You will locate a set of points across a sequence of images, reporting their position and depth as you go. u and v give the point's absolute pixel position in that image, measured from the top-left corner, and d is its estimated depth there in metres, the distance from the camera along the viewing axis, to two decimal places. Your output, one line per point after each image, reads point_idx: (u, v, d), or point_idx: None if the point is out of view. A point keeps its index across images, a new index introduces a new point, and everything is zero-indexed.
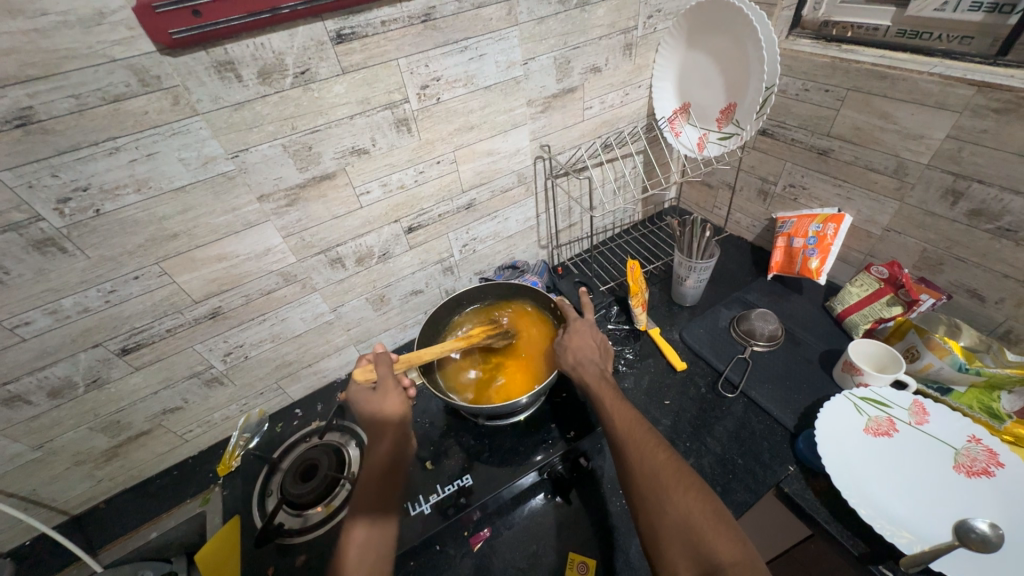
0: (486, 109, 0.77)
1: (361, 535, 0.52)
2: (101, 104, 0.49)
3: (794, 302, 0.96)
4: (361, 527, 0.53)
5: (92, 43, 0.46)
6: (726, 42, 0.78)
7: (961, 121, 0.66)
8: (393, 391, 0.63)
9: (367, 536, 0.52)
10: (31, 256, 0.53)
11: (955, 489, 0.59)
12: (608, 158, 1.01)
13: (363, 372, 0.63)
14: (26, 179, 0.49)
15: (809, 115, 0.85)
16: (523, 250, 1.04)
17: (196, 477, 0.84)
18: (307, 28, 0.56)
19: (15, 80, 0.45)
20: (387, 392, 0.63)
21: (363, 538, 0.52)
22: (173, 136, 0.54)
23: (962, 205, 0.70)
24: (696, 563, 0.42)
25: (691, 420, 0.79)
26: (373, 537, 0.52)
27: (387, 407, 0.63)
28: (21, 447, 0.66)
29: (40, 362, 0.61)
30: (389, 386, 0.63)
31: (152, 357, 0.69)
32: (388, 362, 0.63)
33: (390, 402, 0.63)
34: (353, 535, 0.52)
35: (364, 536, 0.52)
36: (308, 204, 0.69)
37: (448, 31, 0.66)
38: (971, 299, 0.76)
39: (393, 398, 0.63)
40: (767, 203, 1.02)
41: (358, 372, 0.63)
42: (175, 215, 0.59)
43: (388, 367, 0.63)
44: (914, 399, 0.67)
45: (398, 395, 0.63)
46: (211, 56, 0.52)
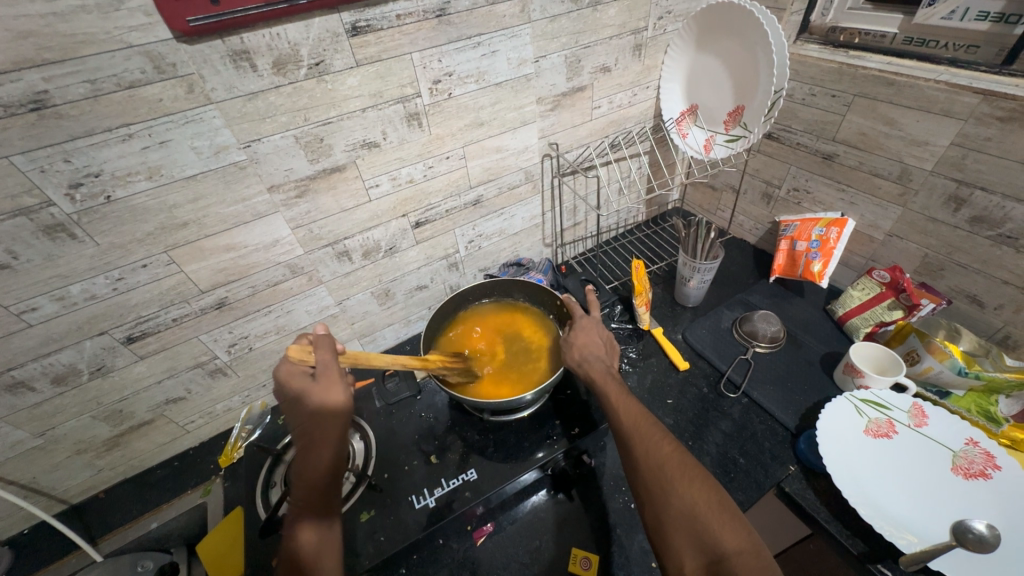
0: (497, 105, 0.77)
1: (310, 535, 0.50)
2: (116, 90, 0.49)
3: (796, 305, 0.97)
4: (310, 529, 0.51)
5: (110, 28, 0.46)
6: (735, 44, 0.78)
7: (965, 128, 0.67)
8: (336, 383, 0.53)
9: (317, 534, 0.51)
10: (41, 241, 0.53)
11: (954, 490, 0.59)
12: (615, 157, 1.02)
13: (300, 354, 0.50)
14: (39, 163, 0.49)
15: (815, 119, 0.86)
16: (528, 248, 1.05)
17: (197, 467, 0.84)
18: (323, 20, 0.56)
19: (32, 63, 0.45)
20: (327, 382, 0.52)
21: (310, 541, 0.50)
22: (186, 124, 0.54)
23: (965, 212, 0.72)
24: (703, 552, 0.43)
25: (693, 420, 0.80)
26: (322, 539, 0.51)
27: (328, 397, 0.53)
28: (23, 434, 0.66)
29: (45, 349, 0.60)
30: (331, 376, 0.53)
31: (158, 345, 0.69)
32: (330, 347, 0.52)
33: (332, 394, 0.53)
34: (300, 537, 0.50)
35: (309, 537, 0.50)
36: (317, 196, 0.69)
37: (461, 27, 0.66)
38: (971, 305, 0.77)
39: (337, 388, 0.54)
40: (770, 206, 1.03)
41: (292, 353, 0.50)
42: (186, 204, 0.59)
43: (331, 355, 0.52)
44: (914, 401, 0.68)
45: (343, 387, 0.54)
46: (227, 45, 0.52)
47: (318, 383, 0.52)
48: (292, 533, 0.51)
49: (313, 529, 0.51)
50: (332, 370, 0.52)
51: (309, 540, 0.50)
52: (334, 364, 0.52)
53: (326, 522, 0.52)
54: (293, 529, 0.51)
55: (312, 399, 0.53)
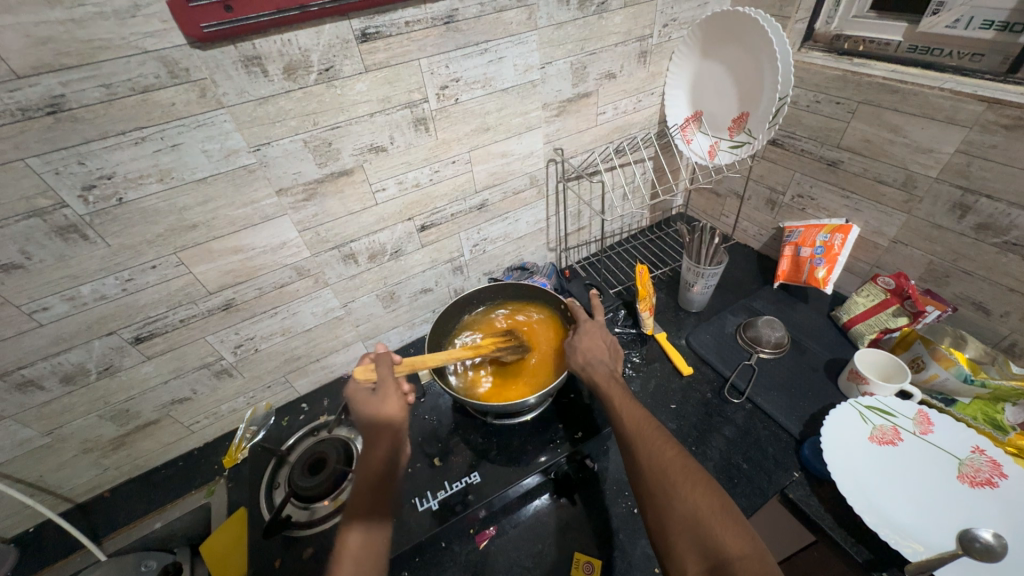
0: (503, 111, 0.78)
1: (358, 543, 0.50)
2: (130, 94, 0.50)
3: (800, 311, 0.97)
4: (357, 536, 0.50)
5: (125, 34, 0.47)
6: (740, 52, 0.79)
7: (970, 136, 0.67)
8: (393, 393, 0.57)
9: (365, 544, 0.50)
10: (54, 242, 0.54)
11: (959, 499, 0.59)
12: (620, 163, 1.02)
13: (363, 372, 0.58)
14: (53, 166, 0.50)
15: (819, 126, 0.86)
16: (532, 252, 1.05)
17: (201, 468, 0.84)
18: (333, 26, 0.57)
19: (49, 68, 0.46)
20: (386, 391, 0.57)
21: (358, 548, 0.50)
22: (197, 128, 0.55)
23: (970, 219, 0.72)
24: (705, 557, 0.43)
25: (697, 425, 0.80)
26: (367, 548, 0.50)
27: (387, 406, 0.57)
28: (32, 433, 0.66)
29: (55, 348, 0.61)
30: (390, 386, 0.58)
31: (165, 346, 0.69)
32: (389, 362, 0.58)
33: (389, 404, 0.57)
34: (349, 544, 0.50)
35: (357, 545, 0.50)
36: (325, 199, 0.69)
37: (469, 34, 0.67)
38: (977, 312, 0.77)
39: (393, 399, 0.57)
40: (774, 212, 1.03)
41: (358, 373, 0.58)
42: (195, 206, 0.60)
43: (389, 368, 0.58)
44: (919, 409, 0.68)
45: (399, 397, 0.58)
46: (239, 50, 0.53)
47: (378, 393, 0.57)
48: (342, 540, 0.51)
49: (362, 537, 0.51)
50: (390, 381, 0.58)
51: (356, 548, 0.50)
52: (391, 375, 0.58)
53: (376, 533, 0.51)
54: (343, 535, 0.51)
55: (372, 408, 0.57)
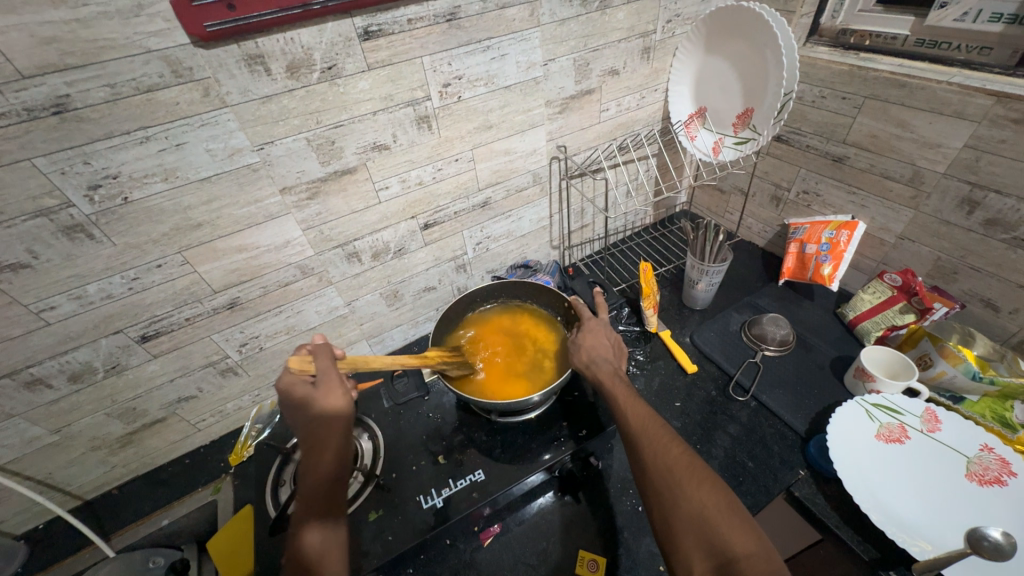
0: (506, 108, 0.78)
1: (316, 540, 0.50)
2: (135, 94, 0.50)
3: (805, 308, 0.97)
4: (314, 533, 0.51)
5: (130, 34, 0.47)
6: (744, 47, 0.78)
7: (979, 130, 0.66)
8: (335, 386, 0.55)
9: (324, 538, 0.51)
10: (60, 241, 0.54)
11: (967, 497, 0.59)
12: (624, 160, 1.02)
13: (300, 362, 0.53)
14: (59, 165, 0.50)
15: (825, 121, 0.85)
16: (535, 250, 1.05)
17: (207, 465, 0.85)
18: (336, 25, 0.57)
19: (54, 68, 0.46)
20: (327, 387, 0.54)
21: (316, 545, 0.50)
22: (201, 127, 0.55)
23: (979, 215, 0.71)
24: (712, 555, 0.42)
25: (702, 423, 0.80)
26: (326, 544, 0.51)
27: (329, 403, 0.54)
28: (40, 431, 0.67)
29: (62, 347, 0.62)
30: (332, 382, 0.55)
31: (171, 345, 0.70)
32: (328, 355, 0.56)
33: (333, 399, 0.55)
34: (306, 542, 0.50)
35: (315, 541, 0.50)
36: (328, 198, 0.69)
37: (471, 31, 0.67)
38: (986, 309, 0.76)
39: (337, 395, 0.55)
40: (780, 209, 1.03)
41: (294, 363, 0.53)
42: (200, 205, 0.60)
43: (329, 361, 0.54)
44: (927, 406, 0.68)
45: (344, 392, 0.55)
46: (242, 49, 0.53)
47: (320, 389, 0.54)
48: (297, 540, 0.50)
49: (320, 533, 0.51)
50: (331, 376, 0.55)
51: (314, 544, 0.50)
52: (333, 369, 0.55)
53: (331, 527, 0.52)
54: (297, 534, 0.51)
55: (314, 405, 0.54)
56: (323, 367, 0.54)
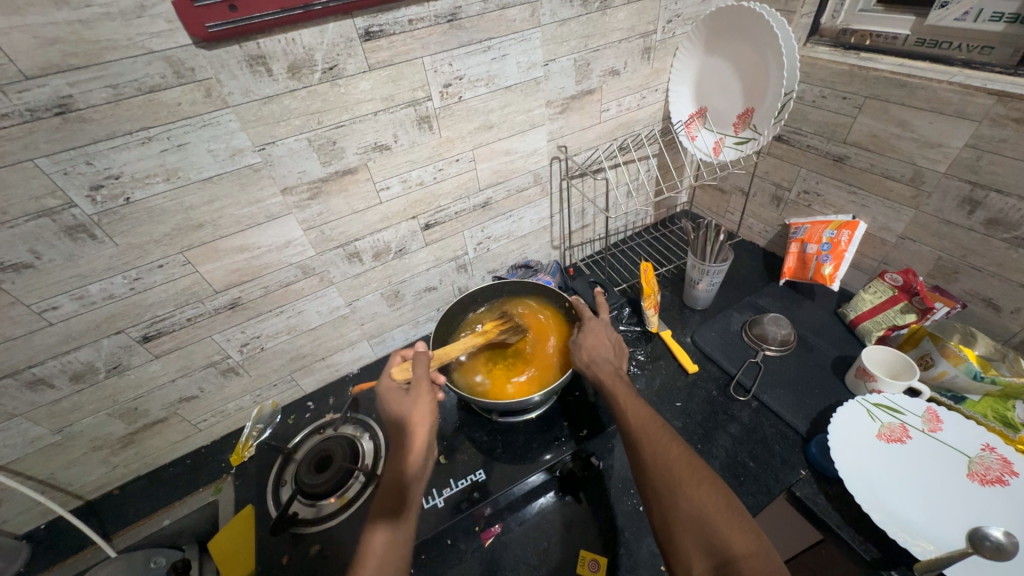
0: (506, 108, 0.78)
1: (381, 541, 0.50)
2: (137, 94, 0.50)
3: (806, 308, 0.97)
4: (381, 534, 0.51)
5: (132, 35, 0.48)
6: (744, 47, 0.78)
7: (980, 130, 0.66)
8: (424, 394, 0.60)
9: (389, 541, 0.50)
10: (62, 241, 0.55)
11: (968, 497, 0.58)
12: (624, 160, 1.02)
13: (400, 370, 0.63)
14: (61, 166, 0.51)
15: (826, 121, 0.85)
16: (536, 250, 1.05)
17: (208, 465, 0.85)
18: (337, 25, 0.57)
19: (57, 69, 0.46)
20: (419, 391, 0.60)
21: (381, 547, 0.50)
22: (202, 127, 0.55)
23: (980, 214, 0.71)
24: (711, 555, 0.42)
25: (703, 423, 0.80)
26: (389, 546, 0.50)
27: (417, 405, 0.59)
28: (42, 431, 0.67)
29: (65, 347, 0.62)
30: (422, 388, 0.61)
31: (172, 344, 0.70)
32: (425, 362, 0.62)
33: (420, 405, 0.59)
34: (373, 540, 0.50)
35: (381, 542, 0.50)
36: (329, 198, 0.69)
37: (472, 31, 0.67)
38: (987, 309, 0.76)
39: (425, 401, 0.60)
40: (780, 209, 1.03)
41: (394, 369, 0.63)
42: (202, 205, 0.60)
43: (424, 368, 0.61)
44: (928, 406, 0.67)
45: (429, 398, 0.60)
46: (243, 50, 0.53)
47: (412, 392, 0.60)
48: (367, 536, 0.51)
49: (385, 536, 0.50)
50: (423, 381, 0.61)
51: (379, 545, 0.50)
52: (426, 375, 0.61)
53: (398, 533, 0.51)
54: (369, 531, 0.51)
55: (404, 408, 0.59)
56: (419, 373, 0.61)
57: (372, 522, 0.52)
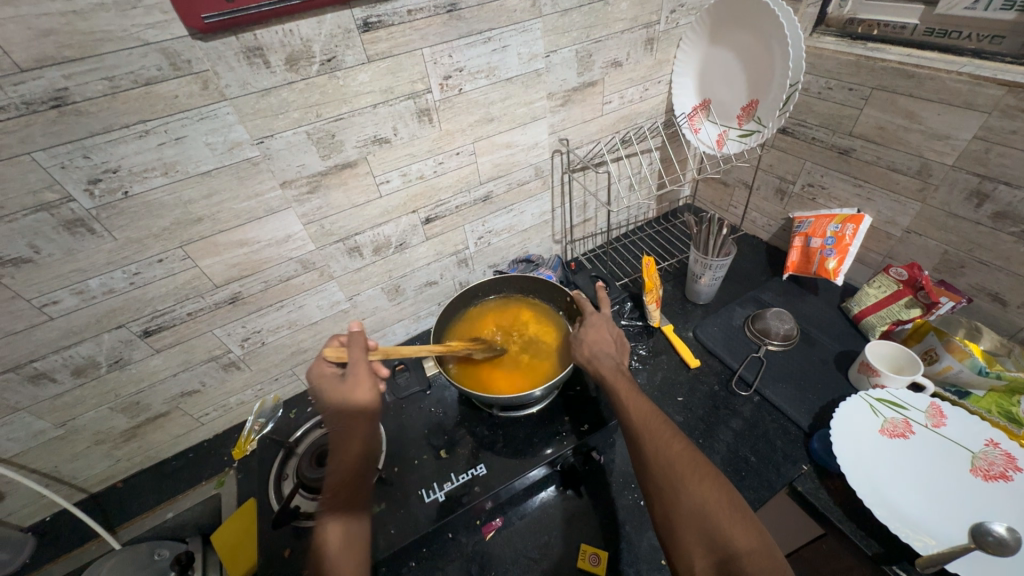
0: (507, 101, 0.77)
1: (337, 530, 0.50)
2: (133, 87, 0.50)
3: (810, 303, 0.96)
4: (336, 526, 0.51)
5: (127, 26, 0.47)
6: (749, 37, 0.77)
7: (989, 121, 0.65)
8: (364, 379, 0.58)
9: (344, 529, 0.51)
10: (61, 236, 0.54)
11: (971, 492, 0.58)
12: (627, 153, 1.01)
13: (334, 352, 0.57)
14: (59, 159, 0.50)
15: (831, 113, 0.84)
16: (537, 245, 1.05)
17: (211, 459, 0.85)
18: (335, 16, 0.56)
19: (52, 61, 0.46)
20: (357, 378, 0.58)
21: (337, 536, 0.50)
22: (200, 120, 0.55)
23: (987, 207, 0.70)
24: (713, 551, 0.42)
25: (704, 417, 0.79)
26: (348, 535, 0.50)
27: (357, 391, 0.58)
28: (45, 425, 0.67)
29: (65, 341, 0.62)
30: (360, 374, 0.58)
31: (173, 339, 0.70)
32: (362, 344, 0.58)
33: (360, 390, 0.58)
34: (327, 532, 0.50)
35: (336, 531, 0.51)
36: (328, 192, 0.69)
37: (472, 22, 0.66)
38: (993, 303, 0.75)
39: (365, 387, 0.58)
40: (784, 202, 1.02)
41: (329, 351, 0.56)
42: (201, 199, 0.60)
43: (362, 351, 0.57)
44: (932, 401, 0.67)
45: (370, 384, 0.58)
46: (241, 42, 0.53)
47: (349, 380, 0.58)
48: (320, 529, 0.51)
49: (342, 523, 0.51)
50: (360, 368, 0.57)
51: (336, 533, 0.50)
52: (364, 359, 0.58)
53: (353, 518, 0.52)
54: (320, 524, 0.51)
55: (343, 395, 0.57)
56: (355, 358, 0.57)
57: (324, 517, 0.51)
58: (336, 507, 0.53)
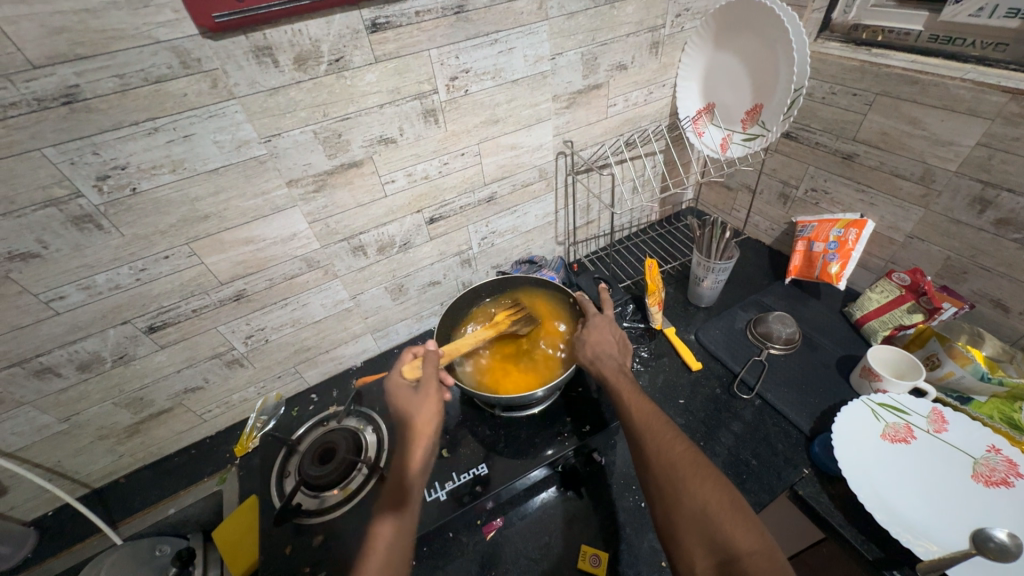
0: (513, 102, 0.77)
1: (388, 534, 0.51)
2: (143, 85, 0.50)
3: (812, 307, 0.96)
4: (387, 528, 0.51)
5: (139, 24, 0.47)
6: (754, 42, 0.77)
7: (992, 128, 0.65)
8: (432, 391, 0.61)
9: (395, 534, 0.51)
10: (69, 231, 0.55)
11: (972, 498, 0.58)
12: (631, 155, 1.01)
13: (409, 368, 0.63)
14: (69, 155, 0.51)
15: (835, 118, 0.85)
16: (540, 246, 1.05)
17: (213, 456, 0.85)
18: (343, 16, 0.57)
19: (64, 58, 0.46)
20: (427, 387, 0.61)
21: (388, 539, 0.50)
22: (209, 118, 0.55)
23: (990, 214, 0.70)
24: (714, 552, 0.42)
25: (706, 420, 0.80)
26: (396, 540, 0.50)
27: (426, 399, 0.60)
28: (49, 419, 0.68)
29: (71, 336, 0.62)
30: (431, 384, 0.61)
31: (178, 335, 0.70)
32: (435, 359, 0.63)
33: (428, 402, 0.60)
34: (380, 534, 0.51)
35: (388, 535, 0.51)
36: (334, 191, 0.69)
37: (479, 24, 0.66)
38: (995, 310, 0.75)
39: (433, 399, 0.61)
40: (787, 206, 1.02)
41: (404, 367, 0.63)
42: (207, 196, 0.60)
43: (433, 365, 0.62)
44: (933, 407, 0.67)
45: (437, 397, 0.61)
46: (250, 41, 0.53)
47: (421, 388, 0.61)
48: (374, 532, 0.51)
49: (393, 528, 0.51)
50: (432, 377, 0.61)
51: (387, 538, 0.50)
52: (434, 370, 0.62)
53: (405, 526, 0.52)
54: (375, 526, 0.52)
55: (413, 403, 0.60)
56: (428, 372, 0.62)
57: (378, 519, 0.52)
58: (391, 512, 0.53)
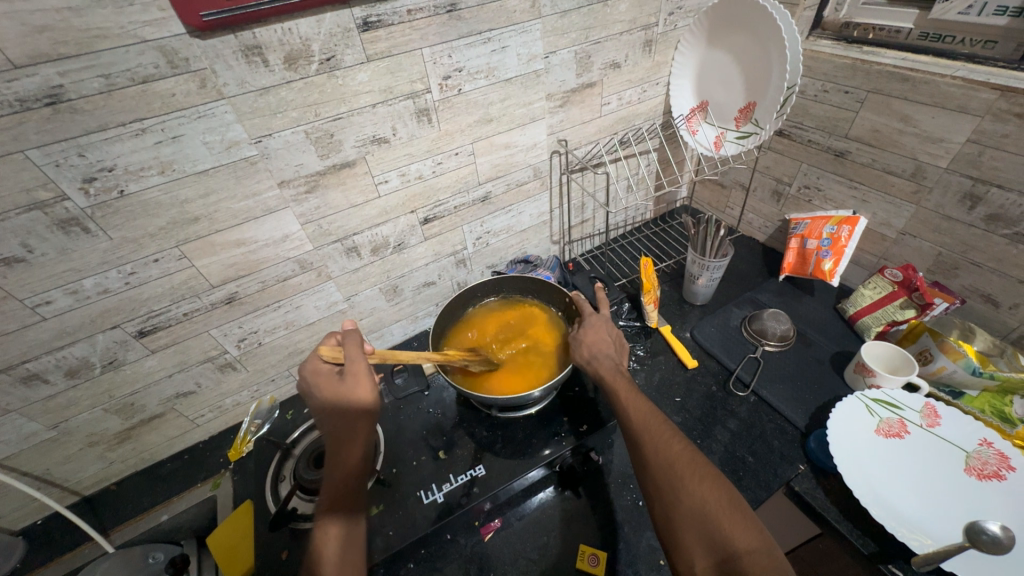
0: (506, 101, 0.77)
1: (337, 535, 0.50)
2: (130, 85, 0.49)
3: (806, 304, 0.97)
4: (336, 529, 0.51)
5: (124, 23, 0.46)
6: (746, 40, 0.77)
7: (982, 125, 0.66)
8: (362, 378, 0.56)
9: (344, 532, 0.51)
10: (55, 235, 0.54)
11: (966, 492, 0.59)
12: (625, 154, 1.01)
13: (330, 352, 0.56)
14: (53, 158, 0.50)
15: (827, 116, 0.85)
16: (535, 245, 1.05)
17: (207, 461, 0.84)
18: (334, 15, 0.56)
19: (47, 58, 0.45)
20: (354, 376, 0.56)
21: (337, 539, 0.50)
22: (198, 119, 0.54)
23: (981, 210, 0.71)
24: (714, 551, 0.42)
25: (702, 417, 0.80)
26: (348, 538, 0.50)
27: (355, 389, 0.56)
28: (37, 427, 0.66)
29: (59, 342, 0.61)
30: (358, 374, 0.56)
31: (168, 340, 0.69)
32: (359, 345, 0.57)
33: (360, 389, 0.56)
34: (327, 536, 0.50)
35: (335, 535, 0.50)
36: (327, 191, 0.69)
37: (472, 22, 0.66)
38: (986, 304, 0.76)
39: (365, 387, 0.56)
40: (781, 204, 1.02)
41: (325, 352, 0.56)
42: (198, 198, 0.59)
43: (359, 350, 0.56)
44: (926, 401, 0.68)
45: (369, 384, 0.57)
46: (239, 40, 0.52)
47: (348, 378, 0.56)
48: (320, 534, 0.50)
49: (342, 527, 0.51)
50: (360, 366, 0.56)
51: (335, 538, 0.50)
52: (362, 358, 0.57)
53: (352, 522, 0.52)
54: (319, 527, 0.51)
55: (342, 394, 0.56)
56: (353, 357, 0.56)
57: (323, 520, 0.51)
58: (335, 511, 0.52)
